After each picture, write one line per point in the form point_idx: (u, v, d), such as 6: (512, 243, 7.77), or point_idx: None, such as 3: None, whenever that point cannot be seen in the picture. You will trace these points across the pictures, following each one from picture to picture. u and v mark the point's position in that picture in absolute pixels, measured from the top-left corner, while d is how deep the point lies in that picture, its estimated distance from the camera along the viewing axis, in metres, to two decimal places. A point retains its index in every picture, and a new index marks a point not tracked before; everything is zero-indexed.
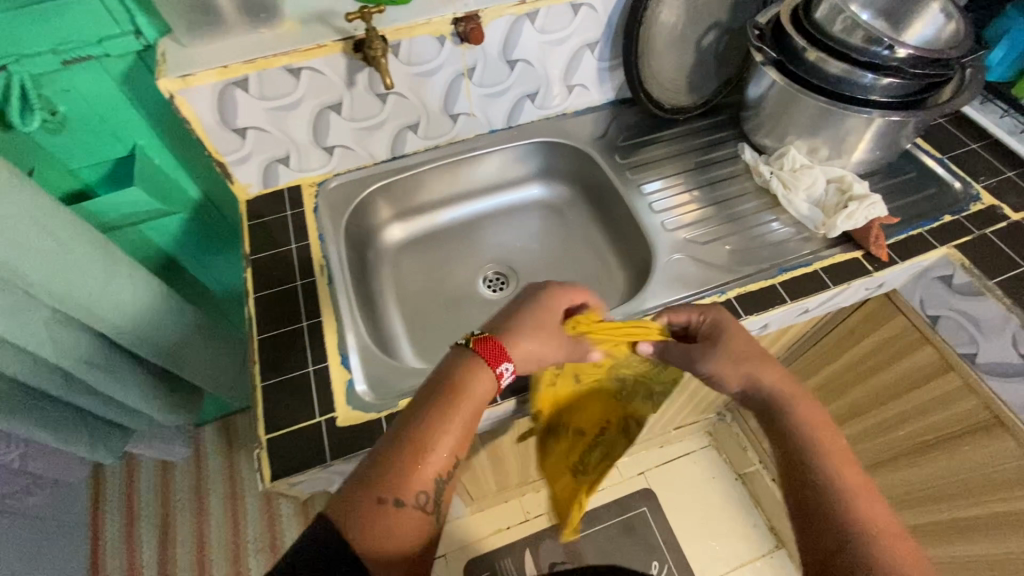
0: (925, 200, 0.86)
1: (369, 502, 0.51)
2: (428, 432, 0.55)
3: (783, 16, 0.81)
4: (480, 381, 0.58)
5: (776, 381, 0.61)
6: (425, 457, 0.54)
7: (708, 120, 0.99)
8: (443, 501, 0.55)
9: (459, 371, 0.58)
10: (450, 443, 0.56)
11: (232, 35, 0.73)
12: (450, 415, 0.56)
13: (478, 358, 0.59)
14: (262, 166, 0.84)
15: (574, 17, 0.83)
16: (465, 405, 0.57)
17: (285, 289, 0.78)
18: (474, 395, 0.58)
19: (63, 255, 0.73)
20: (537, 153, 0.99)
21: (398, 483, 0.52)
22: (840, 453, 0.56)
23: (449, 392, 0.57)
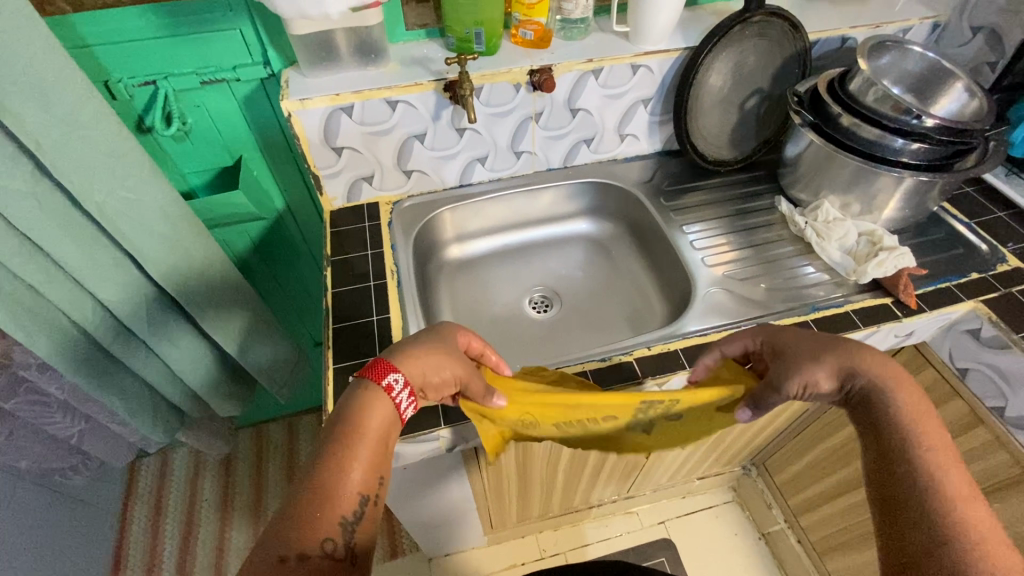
0: (953, 258, 0.91)
1: (269, 561, 0.50)
2: (330, 477, 0.55)
3: (821, 86, 0.92)
4: (377, 410, 0.61)
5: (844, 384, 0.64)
6: (327, 503, 0.54)
7: (747, 174, 1.08)
8: (357, 544, 0.54)
9: (354, 410, 0.60)
10: (357, 481, 0.56)
11: (346, 71, 0.87)
12: (351, 456, 0.57)
13: (372, 391, 0.61)
14: (349, 182, 0.96)
15: (632, 76, 0.95)
16: (364, 441, 0.58)
17: (360, 288, 0.87)
18: (373, 428, 0.60)
19: (175, 240, 0.84)
20: (587, 192, 1.09)
21: (297, 533, 0.52)
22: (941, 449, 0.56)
23: (346, 434, 0.58)
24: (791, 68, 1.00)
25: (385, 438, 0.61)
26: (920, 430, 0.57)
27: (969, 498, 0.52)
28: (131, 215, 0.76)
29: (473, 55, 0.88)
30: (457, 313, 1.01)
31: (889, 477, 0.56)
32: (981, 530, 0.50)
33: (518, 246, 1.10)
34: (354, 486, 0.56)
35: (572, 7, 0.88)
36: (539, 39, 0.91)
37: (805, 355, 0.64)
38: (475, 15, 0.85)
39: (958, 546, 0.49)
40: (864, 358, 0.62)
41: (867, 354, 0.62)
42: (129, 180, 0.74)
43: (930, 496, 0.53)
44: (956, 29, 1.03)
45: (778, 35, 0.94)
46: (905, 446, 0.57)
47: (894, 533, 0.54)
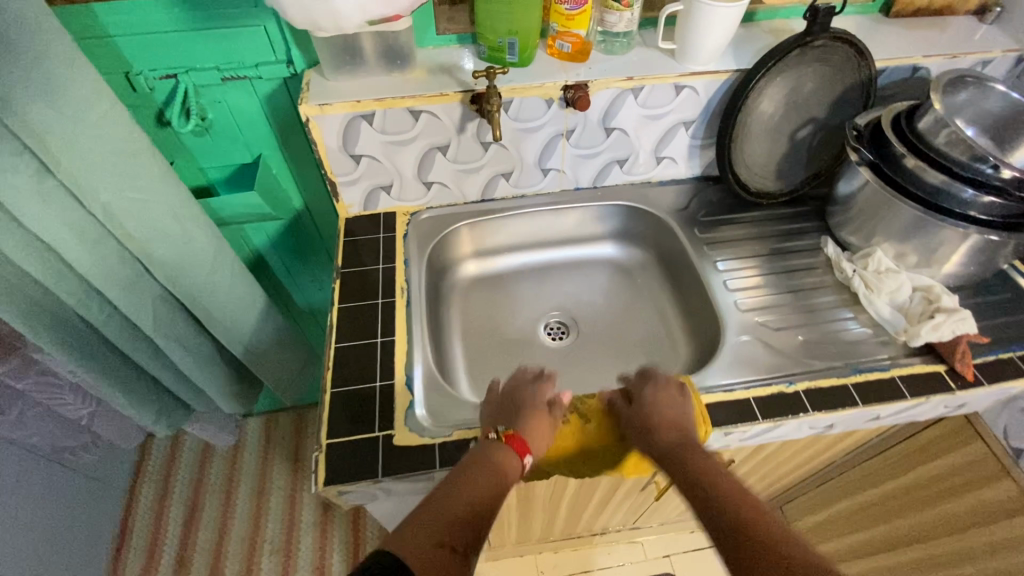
0: (1019, 324, 0.82)
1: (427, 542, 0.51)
2: (466, 492, 0.57)
3: (886, 120, 0.83)
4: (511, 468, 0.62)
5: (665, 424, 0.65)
6: (472, 518, 0.55)
7: (792, 208, 0.99)
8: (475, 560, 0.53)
9: (498, 457, 0.62)
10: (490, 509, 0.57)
11: (369, 75, 0.82)
12: (493, 489, 0.59)
13: (509, 450, 0.63)
14: (366, 190, 0.92)
15: (675, 97, 0.88)
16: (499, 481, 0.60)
17: (366, 304, 0.83)
18: (509, 478, 0.61)
19: (185, 242, 0.81)
20: (616, 215, 1.02)
21: (445, 529, 0.53)
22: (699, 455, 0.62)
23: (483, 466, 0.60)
24: (852, 98, 0.91)
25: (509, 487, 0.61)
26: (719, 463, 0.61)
27: (709, 473, 0.59)
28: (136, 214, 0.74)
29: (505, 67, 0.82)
30: (469, 334, 0.96)
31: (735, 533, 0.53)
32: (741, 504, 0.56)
33: (538, 265, 1.05)
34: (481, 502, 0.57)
35: (615, 20, 0.81)
36: (577, 51, 0.84)
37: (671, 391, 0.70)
38: (509, 24, 0.79)
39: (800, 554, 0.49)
40: (661, 402, 0.68)
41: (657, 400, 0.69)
42: (139, 181, 0.72)
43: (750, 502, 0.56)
44: None
45: (842, 61, 0.85)
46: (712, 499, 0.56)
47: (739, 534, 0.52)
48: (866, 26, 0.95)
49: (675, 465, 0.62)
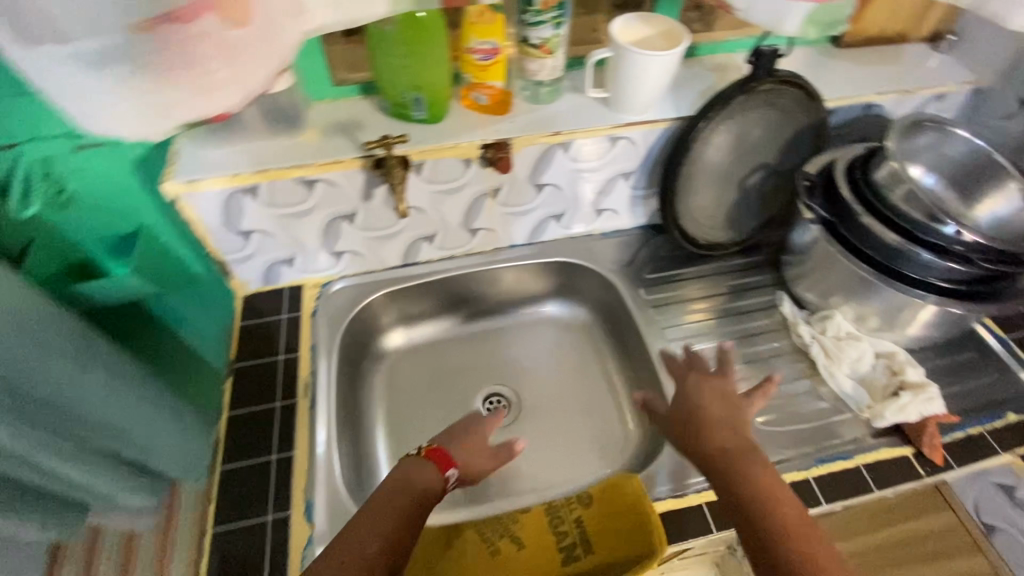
0: (984, 389, 0.76)
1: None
2: (364, 522, 0.50)
3: (839, 171, 0.75)
4: (420, 477, 0.57)
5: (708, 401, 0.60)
6: (365, 544, 0.49)
7: (744, 258, 0.92)
8: None
9: (405, 468, 0.58)
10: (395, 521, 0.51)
11: (250, 140, 0.70)
12: (390, 507, 0.52)
13: (427, 463, 0.59)
14: (263, 266, 0.79)
15: (610, 149, 0.78)
16: (402, 497, 0.54)
17: (261, 410, 0.71)
18: (417, 489, 0.55)
19: (117, 401, 0.51)
20: (557, 272, 0.92)
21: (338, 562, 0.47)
22: (738, 431, 0.57)
23: (398, 484, 0.55)
24: (804, 141, 0.82)
25: (426, 501, 0.55)
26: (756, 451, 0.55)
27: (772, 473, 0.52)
28: (111, 419, 0.51)
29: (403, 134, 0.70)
30: (396, 419, 0.84)
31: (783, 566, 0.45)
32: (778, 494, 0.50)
33: (478, 328, 0.94)
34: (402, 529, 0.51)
35: (537, 68, 0.71)
36: (497, 103, 0.73)
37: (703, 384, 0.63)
38: (412, 78, 0.68)
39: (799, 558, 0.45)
40: (702, 396, 0.61)
41: (707, 398, 0.60)
42: (92, 383, 0.49)
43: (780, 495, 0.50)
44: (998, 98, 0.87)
45: (790, 104, 0.77)
46: (762, 521, 0.48)
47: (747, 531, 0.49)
48: (813, 60, 0.87)
49: (710, 462, 0.55)
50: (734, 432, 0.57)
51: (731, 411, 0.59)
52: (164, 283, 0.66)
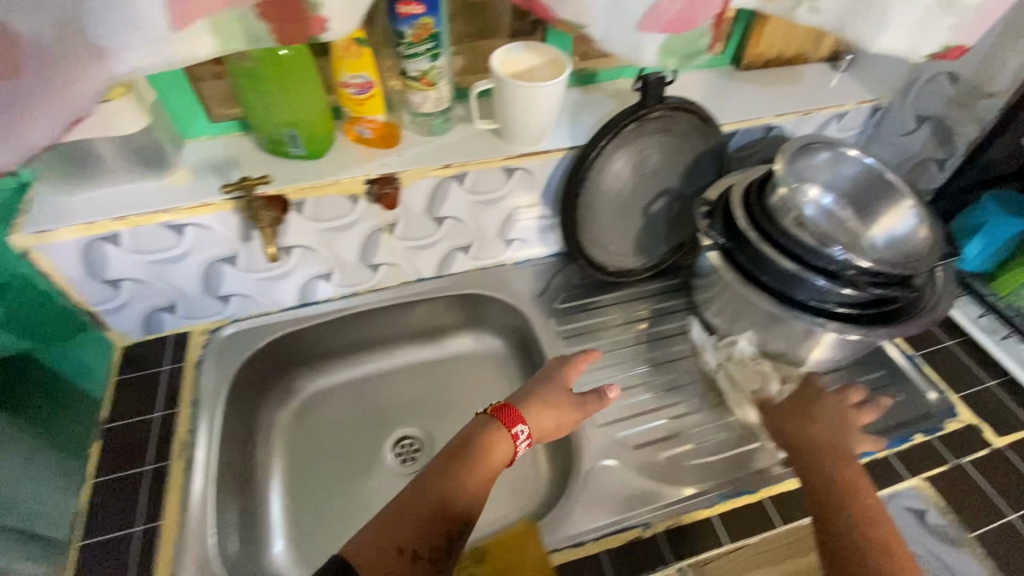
0: (893, 409, 0.74)
1: (388, 550, 0.49)
2: (444, 486, 0.55)
3: (736, 195, 0.74)
4: (500, 447, 0.60)
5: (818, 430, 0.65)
6: (441, 517, 0.53)
7: (658, 284, 0.91)
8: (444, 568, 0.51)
9: (482, 437, 0.60)
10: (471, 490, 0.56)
11: (113, 184, 0.64)
12: (467, 473, 0.57)
13: (499, 424, 0.62)
14: (142, 315, 0.74)
15: (507, 180, 0.76)
16: (482, 468, 0.58)
17: (131, 475, 0.66)
18: (491, 462, 0.59)
19: None
20: (469, 305, 0.88)
21: (416, 533, 0.51)
22: (834, 450, 0.62)
23: (468, 452, 0.58)
24: (706, 165, 0.81)
25: (498, 473, 0.60)
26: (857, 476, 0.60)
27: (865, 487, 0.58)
28: None
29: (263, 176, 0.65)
30: (298, 471, 0.79)
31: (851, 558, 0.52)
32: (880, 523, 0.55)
33: (390, 364, 0.89)
34: (468, 502, 0.55)
35: (421, 100, 0.68)
36: (382, 137, 0.70)
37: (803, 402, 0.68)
38: (282, 115, 0.64)
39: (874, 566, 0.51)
40: (813, 404, 0.67)
41: (819, 409, 0.66)
42: None
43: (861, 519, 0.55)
44: (898, 115, 0.85)
45: (687, 127, 0.76)
46: (843, 516, 0.56)
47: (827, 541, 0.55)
48: (716, 84, 0.86)
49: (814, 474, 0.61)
50: (849, 462, 0.61)
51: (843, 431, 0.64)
52: (40, 337, 0.63)
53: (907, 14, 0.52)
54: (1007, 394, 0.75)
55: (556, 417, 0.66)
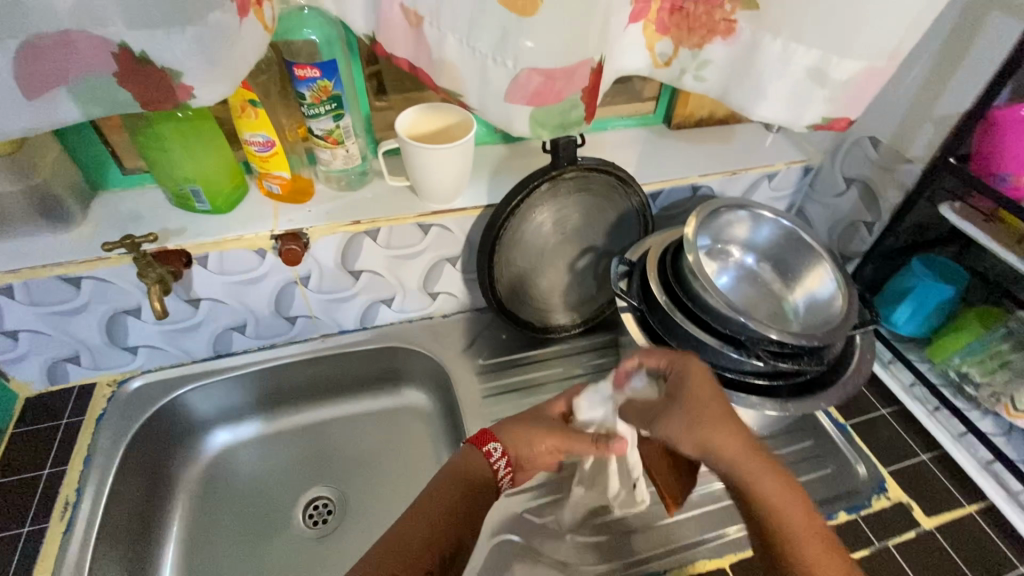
0: (819, 483, 0.71)
1: None
2: (432, 515, 0.52)
3: (652, 259, 0.72)
4: (485, 471, 0.58)
5: (727, 444, 0.52)
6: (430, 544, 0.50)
7: (591, 340, 0.88)
8: None
9: (467, 461, 0.58)
10: (462, 513, 0.54)
11: (13, 236, 0.64)
12: (458, 498, 0.54)
13: (476, 447, 0.59)
14: (44, 366, 0.72)
15: (423, 236, 0.75)
16: (469, 490, 0.55)
17: (5, 538, 0.63)
18: (480, 485, 0.57)
19: None
20: (394, 360, 0.86)
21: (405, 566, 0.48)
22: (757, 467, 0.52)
23: (457, 483, 0.55)
24: (632, 223, 0.80)
25: (490, 492, 0.57)
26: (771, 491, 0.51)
27: (797, 508, 0.50)
28: None
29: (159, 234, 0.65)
30: (198, 534, 0.75)
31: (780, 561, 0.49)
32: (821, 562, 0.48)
33: (309, 422, 0.86)
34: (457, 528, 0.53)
35: (329, 157, 0.68)
36: (292, 192, 0.70)
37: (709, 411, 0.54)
38: (183, 171, 0.64)
39: None
40: (702, 406, 0.54)
41: (694, 404, 0.54)
42: None
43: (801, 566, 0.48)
44: (829, 176, 0.85)
45: (605, 189, 0.75)
46: (770, 530, 0.50)
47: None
48: (648, 140, 0.86)
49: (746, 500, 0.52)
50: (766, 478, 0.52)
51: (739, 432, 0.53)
52: None
53: (784, 83, 0.55)
54: (943, 471, 0.71)
55: (539, 442, 0.61)
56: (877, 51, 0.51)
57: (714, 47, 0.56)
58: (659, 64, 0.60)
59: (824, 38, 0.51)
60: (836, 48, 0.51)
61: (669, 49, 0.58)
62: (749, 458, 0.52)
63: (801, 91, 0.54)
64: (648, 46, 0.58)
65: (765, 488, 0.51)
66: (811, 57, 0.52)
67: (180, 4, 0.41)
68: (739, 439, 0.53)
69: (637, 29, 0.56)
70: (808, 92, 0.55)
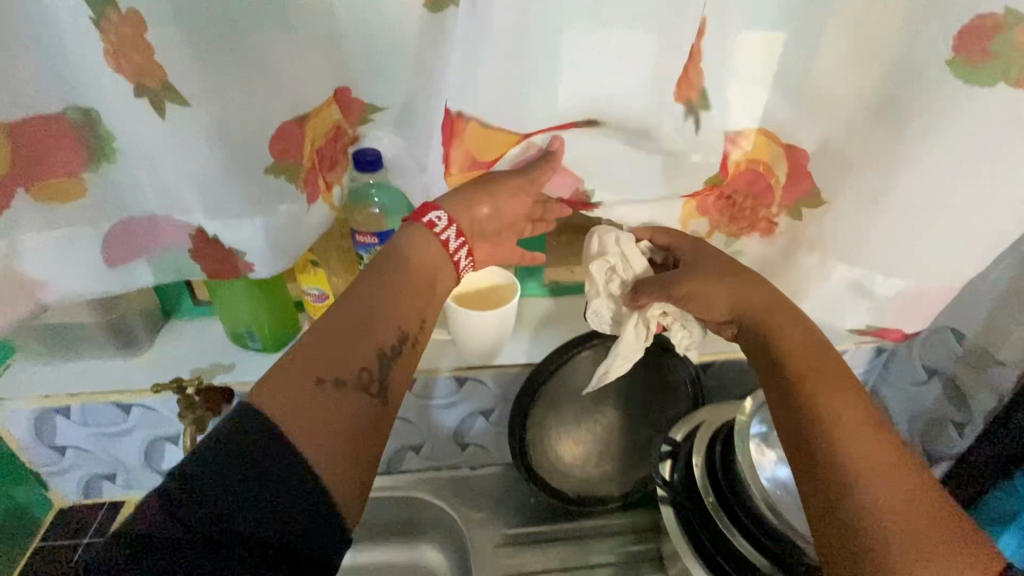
0: None
1: (298, 385, 0.40)
2: (370, 305, 0.46)
3: (700, 440, 0.67)
4: (421, 246, 0.51)
5: (765, 298, 0.51)
6: (370, 329, 0.45)
7: (631, 514, 0.77)
8: (393, 388, 0.45)
9: (407, 238, 0.51)
10: (407, 307, 0.48)
11: (88, 358, 0.69)
12: (397, 281, 0.48)
13: (415, 226, 0.52)
14: (82, 480, 0.75)
15: (459, 389, 0.73)
16: (417, 280, 0.50)
17: None
18: (422, 264, 0.51)
19: None
20: (412, 512, 0.80)
21: (330, 358, 0.42)
22: (788, 328, 0.49)
23: (392, 262, 0.49)
24: (680, 393, 0.75)
25: (441, 279, 0.53)
26: (793, 356, 0.48)
27: (822, 367, 0.47)
28: None
29: (210, 372, 0.68)
30: None
31: (811, 425, 0.44)
32: (855, 421, 0.43)
33: None
34: (407, 316, 0.48)
35: None
36: None
37: (717, 267, 0.53)
38: (244, 314, 0.68)
39: (870, 494, 0.39)
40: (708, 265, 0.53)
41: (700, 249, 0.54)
42: None
43: (830, 430, 0.43)
44: (906, 363, 0.78)
45: (648, 357, 0.73)
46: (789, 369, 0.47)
47: (800, 448, 0.44)
48: None
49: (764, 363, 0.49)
50: (797, 337, 0.49)
51: (770, 299, 0.51)
52: None
53: (829, 294, 0.59)
54: None
55: (492, 216, 0.53)
56: (925, 273, 0.55)
57: (751, 240, 0.59)
58: None
59: (871, 261, 0.55)
60: (879, 269, 0.55)
61: (705, 229, 0.58)
62: (812, 350, 0.48)
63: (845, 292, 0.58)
64: (682, 223, 0.58)
65: (794, 341, 0.49)
66: (851, 275, 0.56)
67: (254, 199, 0.45)
68: (771, 294, 0.51)
69: (680, 206, 0.56)
70: (853, 301, 0.59)
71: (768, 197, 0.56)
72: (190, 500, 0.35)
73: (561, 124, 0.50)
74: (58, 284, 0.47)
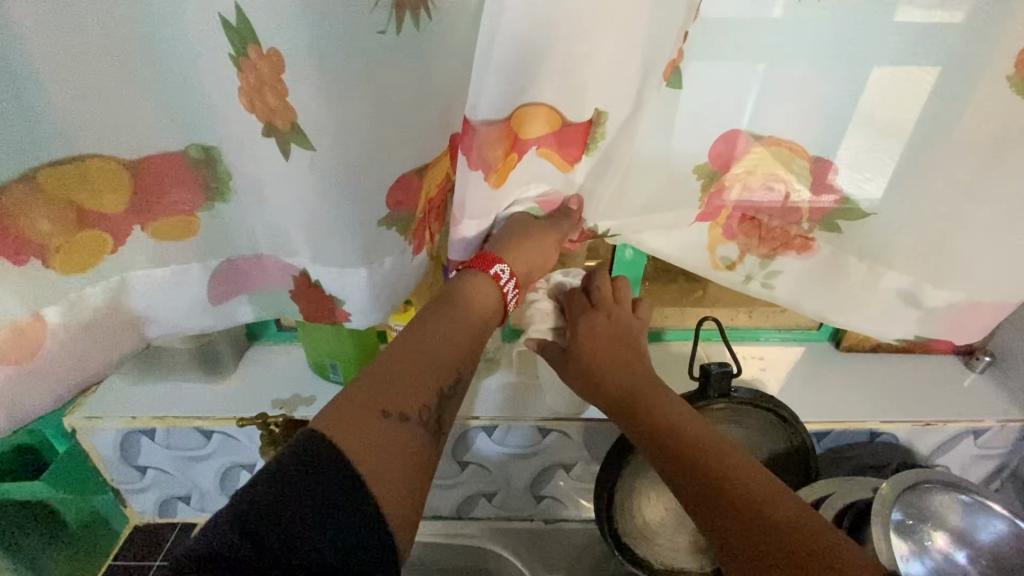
0: None
1: (360, 416, 0.37)
2: (421, 342, 0.43)
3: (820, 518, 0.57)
4: (484, 296, 0.47)
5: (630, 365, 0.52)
6: (425, 367, 0.41)
7: None
8: (445, 426, 0.41)
9: (462, 287, 0.46)
10: (462, 343, 0.44)
11: (176, 380, 0.69)
12: (451, 321, 0.44)
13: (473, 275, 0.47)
14: (158, 500, 0.75)
15: (542, 439, 0.69)
16: (468, 318, 0.45)
17: None
18: (481, 306, 0.46)
19: None
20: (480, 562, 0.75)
21: (393, 391, 0.39)
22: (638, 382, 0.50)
23: (449, 309, 0.44)
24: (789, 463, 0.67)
25: (495, 319, 0.47)
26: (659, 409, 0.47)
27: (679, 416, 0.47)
28: None
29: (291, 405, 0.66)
30: None
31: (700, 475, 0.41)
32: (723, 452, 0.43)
33: None
34: (462, 356, 0.44)
35: None
36: None
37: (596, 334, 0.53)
38: (330, 348, 0.65)
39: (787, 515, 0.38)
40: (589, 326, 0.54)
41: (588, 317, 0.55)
42: None
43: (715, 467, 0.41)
44: None
45: (762, 424, 0.64)
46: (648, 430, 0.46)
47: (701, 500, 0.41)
48: (811, 362, 0.74)
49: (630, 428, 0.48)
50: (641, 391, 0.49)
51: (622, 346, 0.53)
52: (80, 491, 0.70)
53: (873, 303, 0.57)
54: None
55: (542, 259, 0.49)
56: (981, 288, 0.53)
57: (788, 260, 0.56)
58: (720, 267, 0.57)
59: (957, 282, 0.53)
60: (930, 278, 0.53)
61: (735, 256, 0.56)
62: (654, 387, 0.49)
63: (933, 318, 0.56)
64: (710, 248, 0.56)
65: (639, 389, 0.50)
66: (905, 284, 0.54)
67: (363, 247, 0.42)
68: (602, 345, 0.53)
69: (703, 229, 0.55)
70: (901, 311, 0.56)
71: (795, 216, 0.53)
72: (268, 522, 0.31)
73: (570, 130, 0.46)
74: (160, 322, 0.45)
